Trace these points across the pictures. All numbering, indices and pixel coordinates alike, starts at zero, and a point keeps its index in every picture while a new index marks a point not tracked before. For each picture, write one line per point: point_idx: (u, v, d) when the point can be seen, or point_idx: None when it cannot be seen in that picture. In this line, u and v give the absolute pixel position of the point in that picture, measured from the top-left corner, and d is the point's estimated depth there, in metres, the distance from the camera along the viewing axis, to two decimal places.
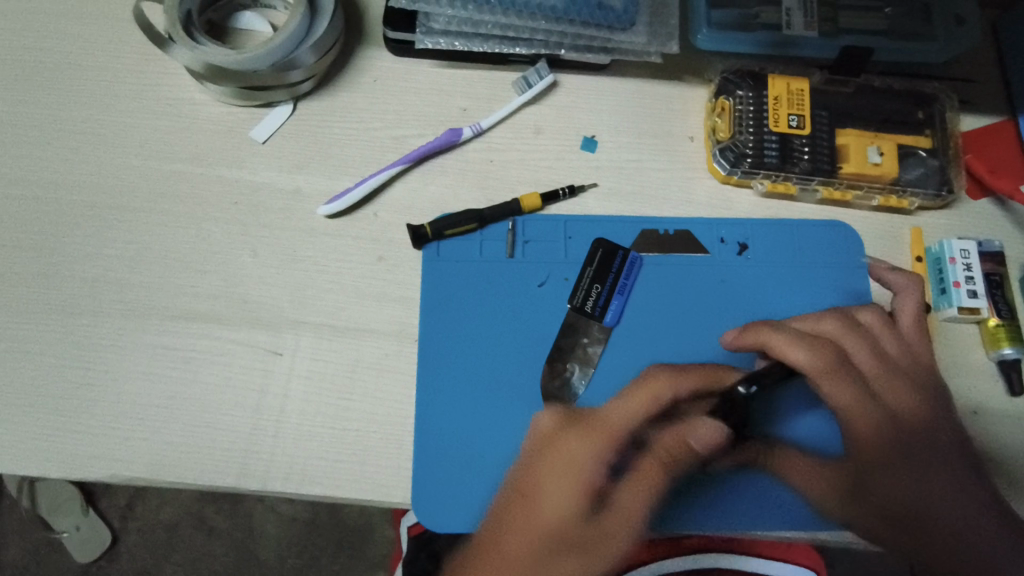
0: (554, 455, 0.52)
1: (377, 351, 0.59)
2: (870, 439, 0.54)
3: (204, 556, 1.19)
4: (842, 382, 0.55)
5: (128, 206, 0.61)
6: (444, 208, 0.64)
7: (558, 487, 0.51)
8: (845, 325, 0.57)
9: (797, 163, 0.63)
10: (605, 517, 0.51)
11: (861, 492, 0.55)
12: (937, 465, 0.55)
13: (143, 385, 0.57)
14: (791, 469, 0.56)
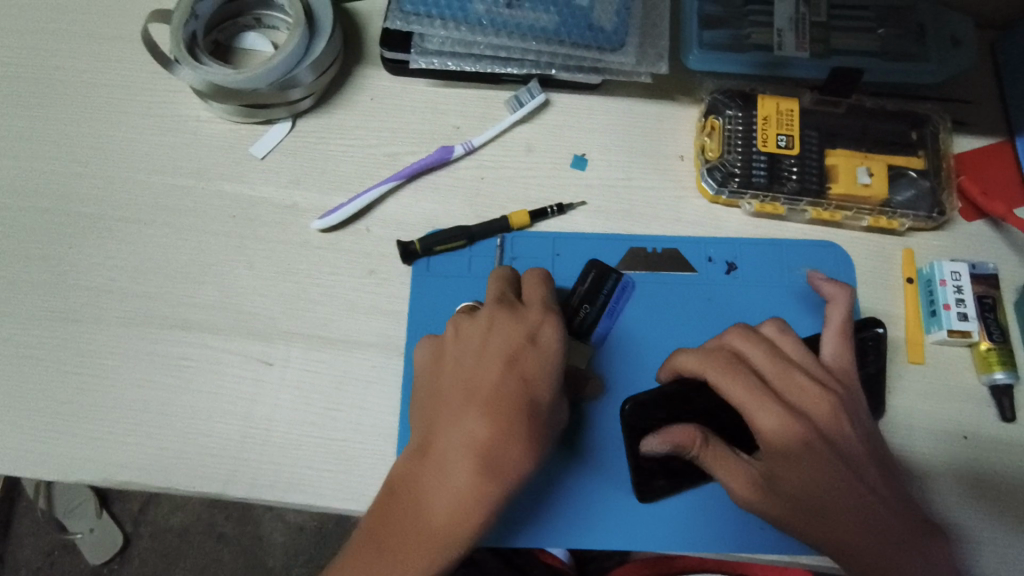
0: (477, 342, 0.54)
1: (365, 363, 0.60)
2: (800, 422, 0.51)
3: (211, 562, 1.21)
4: (783, 373, 0.53)
5: (132, 218, 0.64)
6: (436, 225, 0.65)
7: (483, 358, 0.53)
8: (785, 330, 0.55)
9: (785, 183, 0.64)
10: (514, 398, 0.51)
11: (786, 472, 0.51)
12: (864, 458, 0.52)
13: (139, 391, 0.58)
14: (720, 457, 0.52)
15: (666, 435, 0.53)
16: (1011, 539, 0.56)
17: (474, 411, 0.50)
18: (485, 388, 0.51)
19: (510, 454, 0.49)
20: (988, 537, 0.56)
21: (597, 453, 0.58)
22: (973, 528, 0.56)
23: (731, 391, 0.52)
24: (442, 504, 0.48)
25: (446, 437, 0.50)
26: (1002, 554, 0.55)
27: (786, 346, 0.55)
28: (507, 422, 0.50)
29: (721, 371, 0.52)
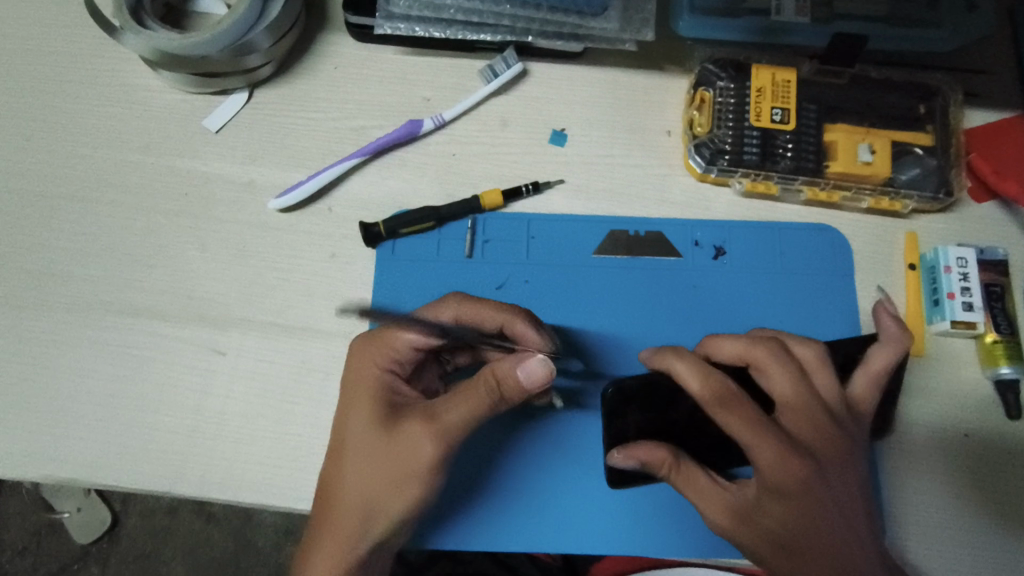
0: (360, 382, 0.51)
1: (324, 353, 0.56)
2: (801, 458, 0.44)
3: (199, 542, 1.13)
4: (799, 403, 0.45)
5: (79, 196, 0.60)
6: (403, 204, 0.61)
7: (364, 407, 0.50)
8: (823, 357, 0.48)
9: (779, 161, 0.58)
10: (397, 448, 0.48)
11: (772, 510, 0.44)
12: (857, 507, 0.46)
13: (82, 382, 0.55)
14: (695, 481, 0.46)
15: (634, 450, 0.47)
16: (1004, 543, 0.52)
17: (356, 456, 0.49)
18: (363, 435, 0.49)
19: (389, 496, 0.48)
20: (980, 540, 0.52)
21: (570, 450, 0.55)
22: (964, 530, 0.53)
23: (729, 418, 0.44)
24: (325, 552, 0.49)
25: (337, 486, 0.49)
26: (992, 559, 0.52)
27: (815, 373, 0.47)
28: (394, 473, 0.48)
29: (730, 394, 0.44)
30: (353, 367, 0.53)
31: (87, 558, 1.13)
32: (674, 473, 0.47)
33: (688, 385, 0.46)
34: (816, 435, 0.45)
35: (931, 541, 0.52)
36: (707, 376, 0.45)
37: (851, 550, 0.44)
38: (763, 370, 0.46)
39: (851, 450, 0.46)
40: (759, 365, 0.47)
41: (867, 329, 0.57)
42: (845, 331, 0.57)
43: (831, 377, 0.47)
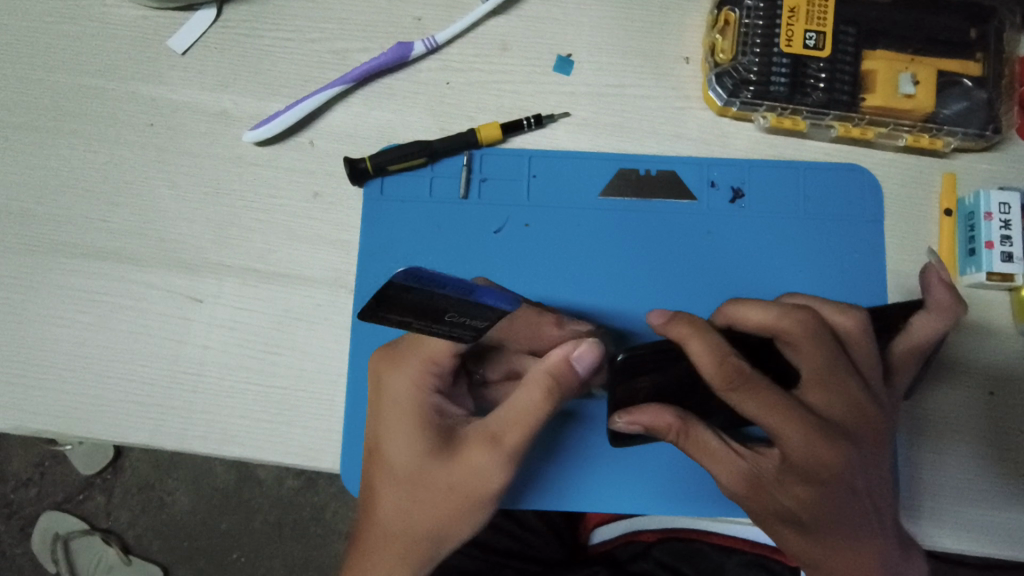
0: (397, 406, 0.47)
1: (308, 301, 0.52)
2: (828, 439, 0.41)
3: (203, 472, 1.07)
4: (831, 379, 0.42)
5: (34, 126, 0.54)
6: (391, 138, 0.55)
7: (409, 434, 0.46)
8: (861, 326, 0.43)
9: (810, 93, 0.52)
10: (456, 475, 0.45)
11: (791, 486, 0.42)
12: (879, 479, 0.43)
13: (49, 330, 0.51)
14: (708, 449, 0.43)
15: (639, 416, 0.44)
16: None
17: (407, 486, 0.46)
18: (414, 459, 0.46)
19: (455, 525, 0.45)
20: (1001, 503, 0.50)
21: (569, 404, 0.53)
22: (985, 493, 0.50)
23: (749, 401, 0.40)
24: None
25: (388, 514, 0.46)
26: (1013, 523, 0.49)
27: (849, 342, 0.44)
28: (457, 502, 0.45)
29: (750, 376, 0.40)
30: (383, 383, 0.48)
31: (92, 488, 1.07)
32: (682, 439, 0.44)
33: (702, 367, 0.41)
34: (845, 409, 0.42)
35: (948, 504, 0.50)
36: (726, 356, 0.40)
37: (867, 521, 0.43)
38: (792, 343, 0.42)
39: (882, 426, 0.43)
40: (787, 337, 0.42)
41: (894, 281, 0.53)
42: (871, 282, 0.53)
43: (867, 346, 0.44)
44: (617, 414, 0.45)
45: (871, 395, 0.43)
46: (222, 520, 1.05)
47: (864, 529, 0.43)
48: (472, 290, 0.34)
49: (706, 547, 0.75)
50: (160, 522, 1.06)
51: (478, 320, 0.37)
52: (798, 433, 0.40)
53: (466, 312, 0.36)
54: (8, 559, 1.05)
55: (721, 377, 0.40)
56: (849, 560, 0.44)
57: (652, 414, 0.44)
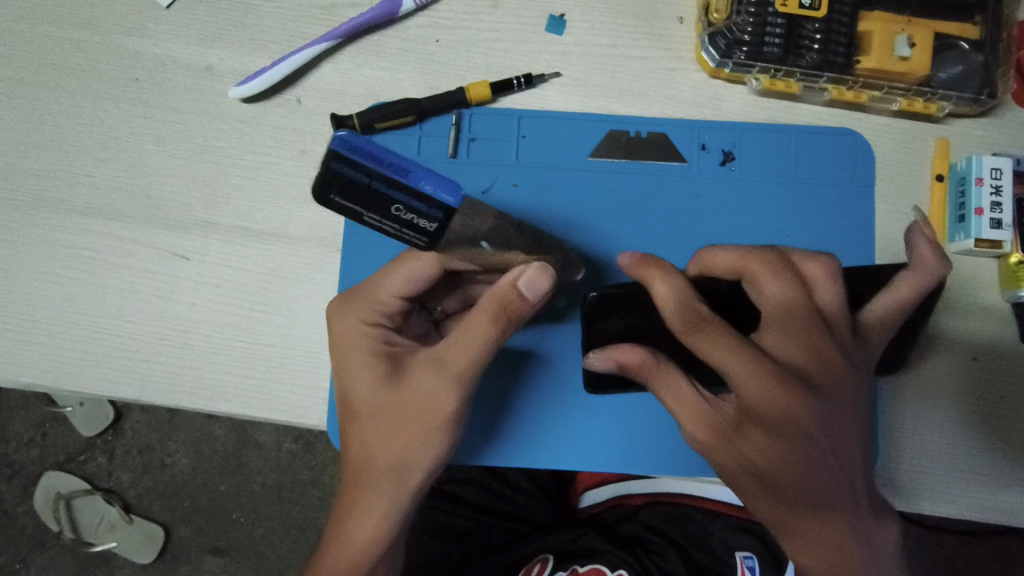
0: (351, 342, 0.46)
1: (294, 260, 0.52)
2: (785, 384, 0.41)
3: (202, 435, 1.08)
4: (788, 323, 0.43)
5: (16, 80, 0.54)
6: (379, 96, 0.54)
7: (364, 371, 0.45)
8: (830, 274, 0.45)
9: (804, 54, 0.51)
10: (408, 398, 0.44)
11: (751, 434, 0.43)
12: (840, 433, 0.44)
13: (37, 285, 0.51)
14: (676, 391, 0.44)
15: (612, 352, 0.45)
16: (1001, 470, 0.50)
17: (370, 422, 0.45)
18: (379, 395, 0.45)
19: (414, 448, 0.44)
20: (976, 467, 0.50)
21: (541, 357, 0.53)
22: (960, 457, 0.50)
23: (708, 344, 0.42)
24: (360, 514, 0.46)
25: (359, 450, 0.46)
26: (986, 486, 0.50)
27: (817, 289, 0.45)
28: (415, 424, 0.44)
29: (708, 320, 0.42)
30: (335, 326, 0.47)
31: (93, 449, 1.09)
32: (653, 378, 0.45)
33: (664, 306, 0.42)
34: (803, 357, 0.43)
35: (923, 466, 0.50)
36: (687, 298, 0.42)
37: (831, 476, 0.43)
38: (759, 283, 0.44)
39: (846, 376, 0.44)
40: (755, 276, 0.45)
41: (883, 247, 0.53)
42: (859, 247, 0.53)
43: (834, 295, 0.45)
44: (593, 351, 0.47)
45: (834, 344, 0.43)
46: (219, 481, 1.07)
47: (828, 484, 0.43)
48: (410, 170, 0.31)
49: (692, 511, 0.77)
50: (161, 482, 1.07)
51: (429, 221, 0.33)
52: (755, 375, 0.41)
53: (412, 206, 0.32)
54: (11, 517, 1.08)
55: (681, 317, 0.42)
56: (809, 517, 0.44)
57: (622, 352, 0.45)
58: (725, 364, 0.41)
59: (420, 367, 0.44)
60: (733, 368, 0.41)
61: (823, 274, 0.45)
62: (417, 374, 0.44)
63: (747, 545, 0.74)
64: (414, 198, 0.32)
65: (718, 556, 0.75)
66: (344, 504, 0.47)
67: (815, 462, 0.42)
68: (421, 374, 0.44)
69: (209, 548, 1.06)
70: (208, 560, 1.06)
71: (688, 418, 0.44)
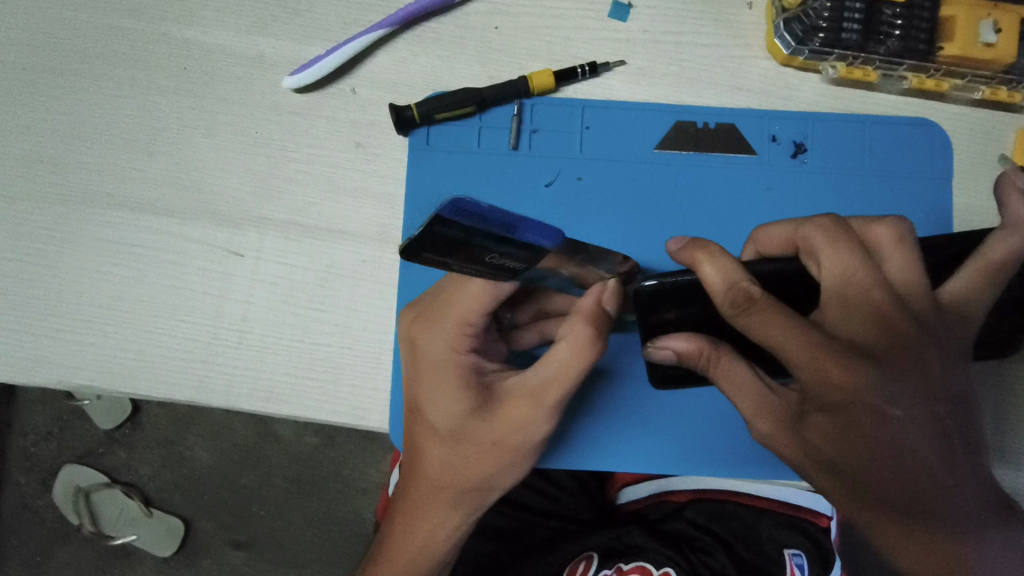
0: (434, 360, 0.46)
1: (352, 257, 0.50)
2: (841, 360, 0.38)
3: (224, 428, 1.07)
4: (850, 292, 0.39)
5: (59, 68, 0.52)
6: (437, 86, 0.52)
7: (450, 393, 0.45)
8: (897, 235, 0.41)
9: (884, 41, 0.49)
10: (495, 426, 0.45)
11: (812, 419, 0.40)
12: (924, 418, 0.39)
13: (87, 282, 0.50)
14: (735, 378, 0.42)
15: (668, 340, 0.43)
16: None
17: (454, 444, 0.45)
18: (463, 418, 0.45)
19: (498, 471, 0.45)
20: None
21: (605, 354, 0.53)
22: None
23: (757, 324, 0.39)
24: (429, 521, 0.48)
25: (438, 467, 0.46)
26: None
27: (884, 254, 0.41)
28: (503, 453, 0.45)
29: (758, 300, 0.39)
30: (415, 340, 0.47)
31: (112, 443, 1.07)
32: (713, 367, 0.43)
33: (713, 289, 0.41)
34: (868, 331, 0.39)
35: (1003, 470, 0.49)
36: (737, 281, 0.40)
37: (920, 467, 0.38)
38: (815, 253, 0.41)
39: (924, 350, 0.39)
40: (810, 246, 0.41)
41: None
42: None
43: (905, 259, 0.40)
44: (648, 342, 0.45)
45: (906, 314, 0.39)
46: (242, 475, 1.06)
47: (915, 480, 0.39)
48: (516, 226, 0.32)
49: (738, 508, 0.76)
50: (181, 476, 1.06)
51: (518, 262, 0.35)
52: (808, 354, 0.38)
53: (510, 253, 0.33)
54: (32, 510, 1.07)
55: (729, 302, 0.40)
56: (902, 521, 0.39)
57: (677, 340, 0.43)
58: (775, 343, 0.39)
59: (513, 395, 0.45)
60: (785, 346, 0.38)
61: (889, 236, 0.41)
62: (510, 402, 0.45)
63: (796, 543, 0.73)
64: (516, 246, 0.33)
65: (766, 552, 0.73)
66: (410, 507, 0.48)
67: (892, 450, 0.38)
68: (514, 403, 0.44)
69: (230, 542, 1.04)
70: (229, 554, 1.04)
71: (748, 405, 0.42)
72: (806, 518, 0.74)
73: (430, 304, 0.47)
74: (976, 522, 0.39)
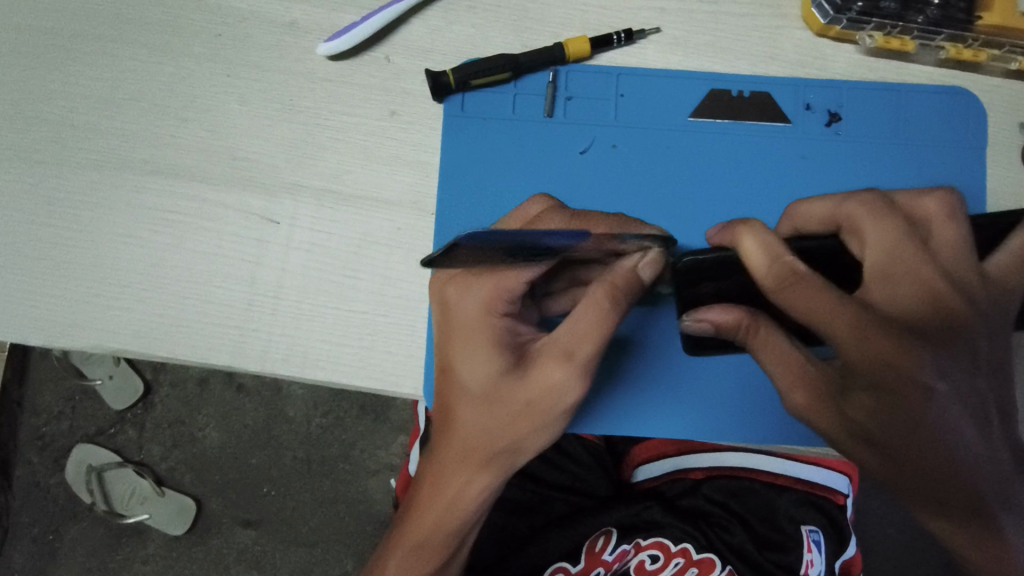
0: (468, 322, 0.45)
1: (387, 225, 0.50)
2: (891, 336, 0.37)
3: (237, 408, 1.07)
4: (897, 269, 0.39)
5: (93, 35, 0.52)
6: (471, 53, 0.52)
7: (485, 352, 0.45)
8: (948, 210, 0.40)
9: (922, 10, 0.49)
10: (529, 387, 0.44)
11: (855, 395, 0.39)
12: (970, 395, 0.39)
13: (123, 249, 0.50)
14: (774, 347, 0.41)
15: (705, 312, 0.43)
16: None
17: (485, 404, 0.45)
18: (489, 378, 0.45)
19: (531, 434, 0.45)
20: None
21: (637, 325, 0.52)
22: None
23: (802, 299, 0.38)
24: (457, 487, 0.47)
25: (469, 429, 0.45)
26: None
27: (933, 228, 0.40)
28: (535, 412, 0.44)
29: (802, 275, 0.39)
30: (447, 299, 0.46)
31: (125, 422, 1.07)
32: (752, 338, 0.42)
33: (756, 263, 0.40)
34: (915, 305, 0.38)
35: None
36: (779, 255, 0.39)
37: (956, 440, 0.38)
38: (859, 229, 0.40)
39: (969, 324, 0.39)
40: (854, 223, 0.41)
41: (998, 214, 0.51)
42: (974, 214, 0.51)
43: (951, 232, 0.40)
44: (685, 315, 0.44)
45: (953, 288, 0.39)
46: (254, 455, 1.06)
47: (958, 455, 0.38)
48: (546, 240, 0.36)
49: (756, 485, 0.76)
50: (194, 455, 1.06)
51: None
52: (855, 332, 0.38)
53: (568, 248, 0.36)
54: (44, 488, 1.07)
55: (775, 276, 0.39)
56: (942, 496, 0.39)
57: (715, 313, 0.42)
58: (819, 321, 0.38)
59: (545, 355, 0.44)
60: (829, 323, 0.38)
61: (940, 210, 0.40)
62: (542, 362, 0.44)
63: (813, 519, 0.74)
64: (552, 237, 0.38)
65: (783, 528, 0.74)
66: (433, 465, 0.48)
67: (935, 427, 0.38)
68: (547, 363, 0.44)
69: (240, 521, 1.05)
70: (239, 533, 1.05)
71: (786, 376, 0.41)
72: (824, 495, 0.75)
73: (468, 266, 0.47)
74: (1009, 490, 0.39)
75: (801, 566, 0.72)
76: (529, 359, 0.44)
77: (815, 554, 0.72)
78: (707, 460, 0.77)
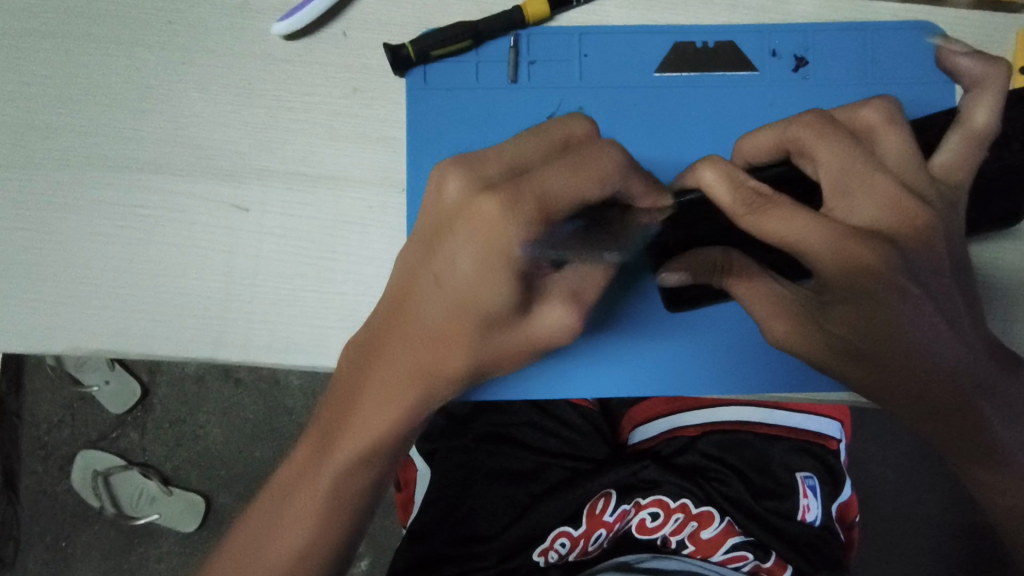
0: (494, 249, 0.36)
1: (359, 204, 0.50)
2: (865, 244, 0.37)
3: (235, 403, 1.07)
4: (857, 178, 0.38)
5: (45, 33, 0.51)
6: (430, 23, 0.51)
7: (501, 284, 0.37)
8: (885, 116, 0.40)
9: None
10: (529, 325, 0.40)
11: (833, 311, 0.40)
12: (936, 289, 0.40)
13: (96, 248, 0.49)
14: (752, 285, 0.43)
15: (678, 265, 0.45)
16: None
17: (477, 330, 0.39)
18: (495, 311, 0.38)
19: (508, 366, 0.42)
20: None
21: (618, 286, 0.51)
22: None
23: (773, 220, 0.38)
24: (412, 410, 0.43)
25: (446, 358, 0.41)
26: None
27: (878, 136, 0.40)
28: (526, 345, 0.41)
29: (771, 196, 0.38)
30: (480, 208, 0.36)
31: (125, 426, 1.08)
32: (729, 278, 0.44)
33: (720, 194, 0.40)
34: (885, 212, 0.38)
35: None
36: (742, 182, 0.39)
37: (929, 332, 0.40)
38: (807, 150, 0.40)
39: (933, 223, 0.38)
40: (801, 146, 0.40)
41: None
42: None
43: (897, 136, 0.40)
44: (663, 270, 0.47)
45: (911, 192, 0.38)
46: (257, 447, 1.07)
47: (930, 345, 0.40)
48: None
49: (751, 437, 0.76)
50: (196, 453, 1.07)
51: None
52: (836, 246, 0.37)
53: None
54: (51, 497, 1.07)
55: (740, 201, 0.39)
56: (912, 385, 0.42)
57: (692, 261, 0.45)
58: (795, 240, 0.37)
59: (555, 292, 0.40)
60: (808, 238, 0.37)
61: (877, 120, 0.40)
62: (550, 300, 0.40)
63: (808, 466, 0.76)
64: None
65: (779, 477, 0.76)
66: (386, 391, 0.42)
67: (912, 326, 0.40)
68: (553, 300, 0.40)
69: None
70: None
71: (765, 306, 0.42)
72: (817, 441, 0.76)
73: (514, 211, 0.36)
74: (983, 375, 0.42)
75: (797, 512, 0.75)
76: (535, 292, 0.39)
77: (811, 499, 0.75)
78: (699, 416, 0.76)
